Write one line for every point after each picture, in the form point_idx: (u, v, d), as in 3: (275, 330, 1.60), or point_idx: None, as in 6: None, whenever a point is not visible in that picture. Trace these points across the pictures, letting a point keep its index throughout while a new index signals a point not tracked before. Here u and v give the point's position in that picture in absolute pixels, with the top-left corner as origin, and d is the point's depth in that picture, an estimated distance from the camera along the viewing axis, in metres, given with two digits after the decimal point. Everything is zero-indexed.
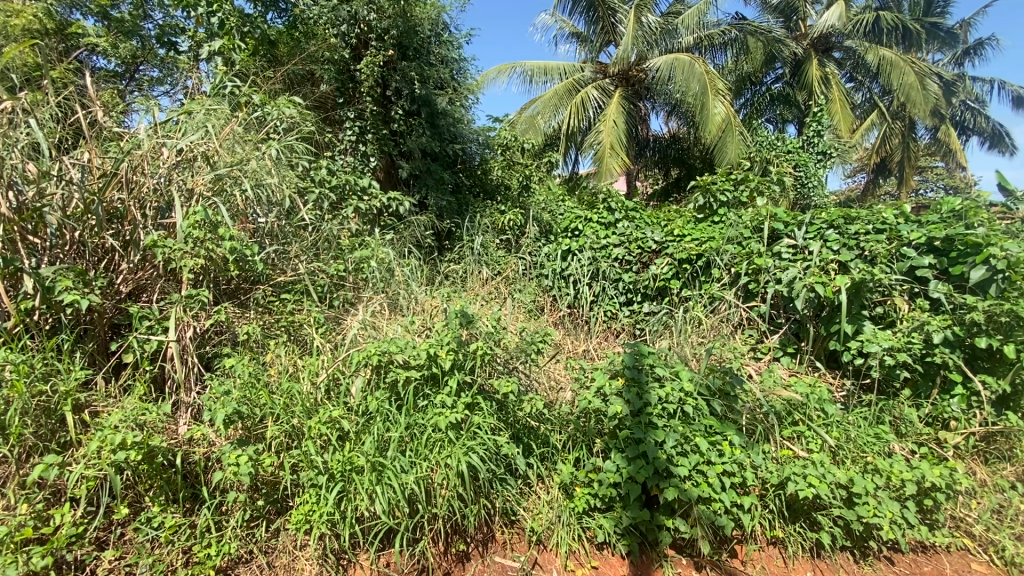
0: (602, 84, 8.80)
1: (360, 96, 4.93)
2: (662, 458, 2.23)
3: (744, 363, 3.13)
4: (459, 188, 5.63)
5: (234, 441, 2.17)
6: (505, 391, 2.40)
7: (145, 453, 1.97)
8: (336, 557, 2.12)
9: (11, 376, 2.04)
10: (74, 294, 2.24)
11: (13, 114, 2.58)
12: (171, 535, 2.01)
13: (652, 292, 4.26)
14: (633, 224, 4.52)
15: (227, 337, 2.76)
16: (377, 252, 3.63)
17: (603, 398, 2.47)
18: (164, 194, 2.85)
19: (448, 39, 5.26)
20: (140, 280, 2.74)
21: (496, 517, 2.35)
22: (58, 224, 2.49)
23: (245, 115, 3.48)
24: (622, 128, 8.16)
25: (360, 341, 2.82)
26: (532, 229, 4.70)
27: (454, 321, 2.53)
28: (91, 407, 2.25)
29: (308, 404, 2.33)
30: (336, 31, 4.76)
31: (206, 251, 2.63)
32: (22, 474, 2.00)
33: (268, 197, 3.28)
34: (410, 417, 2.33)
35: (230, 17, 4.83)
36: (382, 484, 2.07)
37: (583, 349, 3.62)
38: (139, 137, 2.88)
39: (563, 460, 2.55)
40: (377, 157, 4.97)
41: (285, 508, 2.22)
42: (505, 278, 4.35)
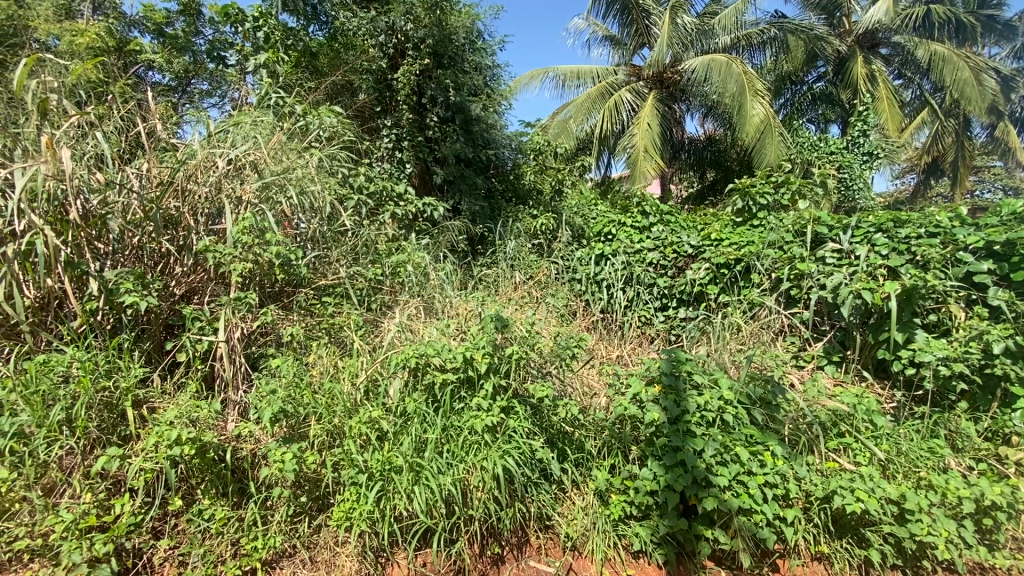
0: (636, 87, 8.71)
1: (397, 105, 5.05)
2: (701, 467, 2.18)
3: (786, 372, 3.05)
4: (492, 193, 5.73)
5: (279, 439, 2.24)
6: (541, 396, 2.40)
7: (197, 448, 2.06)
8: (375, 555, 2.15)
9: (80, 372, 2.21)
10: (133, 296, 2.38)
11: (82, 129, 2.79)
12: (221, 527, 2.09)
13: (689, 297, 4.20)
14: (668, 228, 4.47)
15: (272, 338, 2.87)
16: (412, 256, 3.72)
17: (640, 405, 2.42)
18: (216, 202, 2.99)
19: (482, 46, 5.34)
20: (192, 283, 2.87)
21: (532, 521, 2.35)
22: (119, 230, 2.66)
23: (288, 125, 3.67)
24: (656, 131, 8.05)
25: (398, 344, 2.89)
26: (564, 234, 4.68)
27: (489, 325, 2.57)
28: (149, 403, 2.37)
29: (348, 404, 2.41)
30: (374, 42, 4.89)
31: (254, 256, 2.76)
32: (87, 465, 2.12)
33: (311, 205, 3.39)
34: (446, 419, 2.37)
35: (274, 31, 5.08)
36: (419, 484, 2.11)
37: (616, 354, 3.61)
38: (193, 147, 3.04)
39: (598, 467, 2.53)
40: (413, 164, 5.07)
41: (326, 505, 2.27)
42: (538, 283, 4.35)
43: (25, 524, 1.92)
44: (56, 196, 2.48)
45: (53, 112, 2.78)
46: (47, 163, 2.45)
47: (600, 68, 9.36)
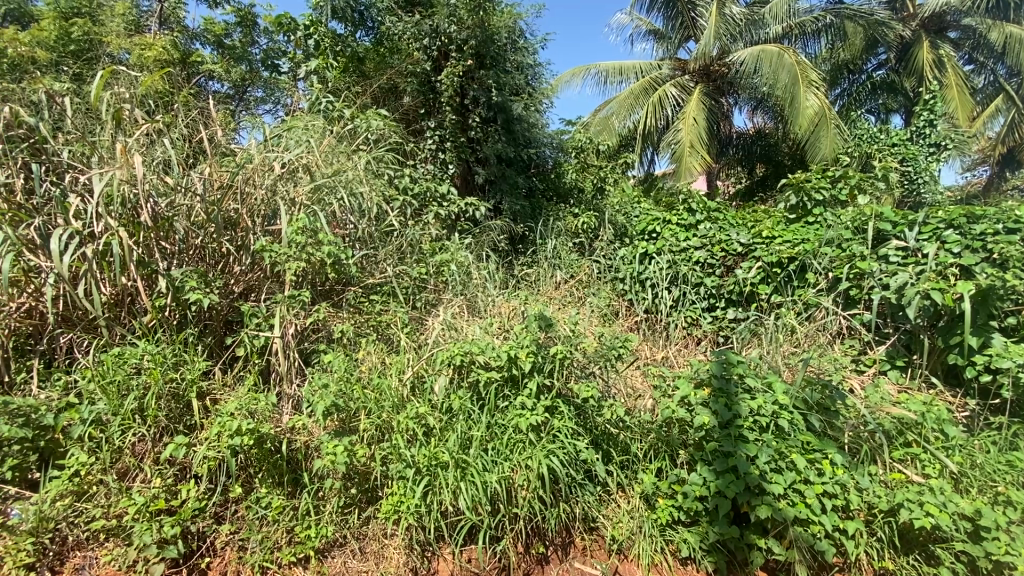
0: (681, 81, 8.49)
1: (440, 106, 5.11)
2: (754, 473, 2.10)
3: (845, 376, 2.89)
4: (533, 192, 5.74)
5: (331, 432, 2.32)
6: (586, 396, 2.38)
7: (255, 439, 2.15)
8: (421, 549, 2.18)
9: (150, 364, 2.36)
10: (197, 293, 2.51)
11: (150, 136, 2.98)
12: (277, 515, 2.18)
13: (738, 297, 4.06)
14: (716, 225, 4.33)
15: (323, 335, 2.97)
16: (455, 255, 3.78)
17: (688, 409, 2.35)
18: (271, 204, 3.12)
19: (524, 45, 5.34)
20: (250, 281, 3.00)
21: (577, 522, 2.33)
22: (185, 231, 2.82)
23: (338, 128, 3.79)
24: (702, 126, 7.82)
25: (443, 342, 2.93)
26: (606, 232, 4.61)
27: (533, 324, 2.56)
28: (212, 395, 2.50)
29: (396, 400, 2.46)
30: (419, 45, 4.97)
31: (307, 256, 2.86)
32: (156, 452, 2.26)
33: (360, 206, 3.49)
34: (491, 417, 2.38)
35: (323, 38, 5.39)
36: (465, 481, 2.14)
37: (661, 355, 3.53)
38: (250, 152, 3.19)
39: (645, 470, 2.48)
40: (455, 165, 5.12)
41: (375, 498, 2.32)
42: (580, 282, 4.30)
43: (102, 505, 2.07)
44: (130, 199, 2.66)
45: (127, 122, 2.99)
46: (121, 168, 2.64)
47: (644, 63, 9.19)
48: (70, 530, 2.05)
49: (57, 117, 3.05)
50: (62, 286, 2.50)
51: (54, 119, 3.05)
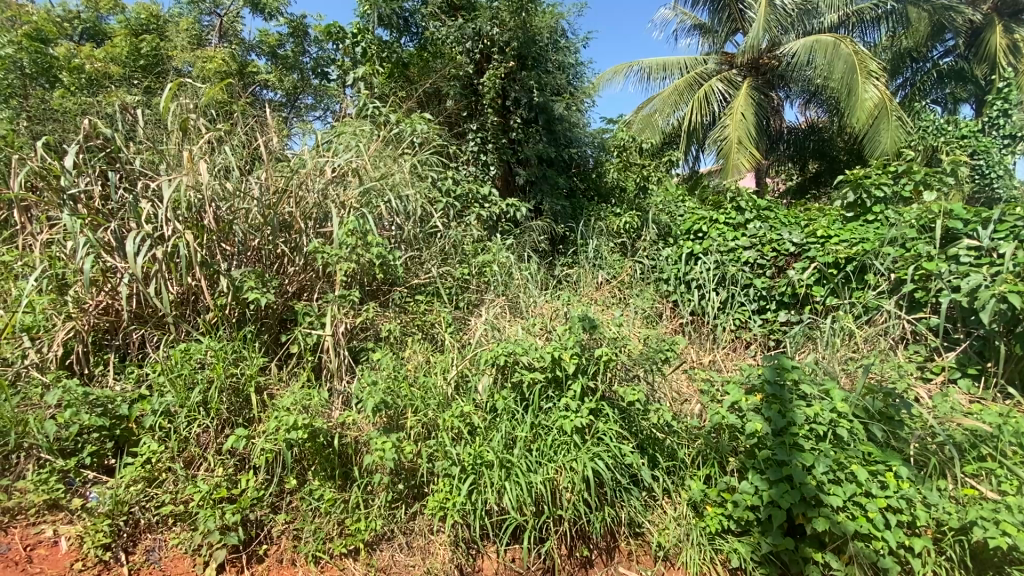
0: (729, 76, 8.24)
1: (482, 109, 5.16)
2: (811, 484, 2.01)
3: (911, 384, 2.72)
4: (574, 192, 5.70)
5: (380, 428, 2.38)
6: (632, 400, 2.34)
7: (309, 433, 2.24)
8: (466, 546, 2.22)
9: (213, 359, 2.50)
10: (256, 293, 2.64)
11: (210, 144, 3.14)
12: (329, 507, 2.26)
13: (790, 299, 3.89)
14: (767, 224, 4.18)
15: (371, 333, 3.05)
16: (497, 256, 3.82)
17: (739, 415, 2.28)
18: (323, 207, 3.23)
19: (565, 45, 5.32)
20: (303, 281, 3.11)
21: (622, 527, 2.29)
22: (243, 234, 2.97)
23: (385, 133, 3.90)
24: (751, 121, 7.54)
25: (486, 342, 2.96)
26: (650, 232, 4.52)
27: (577, 325, 2.53)
28: (269, 390, 2.62)
29: (441, 398, 2.51)
30: (462, 49, 5.03)
31: (357, 256, 2.96)
32: (219, 443, 2.39)
33: (406, 207, 3.57)
34: (535, 418, 2.38)
35: (371, 45, 5.43)
36: (510, 481, 2.16)
37: (708, 359, 3.44)
38: (304, 157, 3.32)
39: (692, 476, 2.42)
40: (497, 166, 5.15)
41: (421, 494, 2.37)
42: (622, 284, 4.23)
43: (169, 491, 2.21)
44: (194, 204, 2.82)
45: (191, 132, 3.17)
46: (188, 175, 2.80)
47: (689, 59, 8.96)
48: (142, 513, 2.20)
49: (130, 128, 3.27)
50: (136, 285, 2.69)
51: (127, 130, 3.26)
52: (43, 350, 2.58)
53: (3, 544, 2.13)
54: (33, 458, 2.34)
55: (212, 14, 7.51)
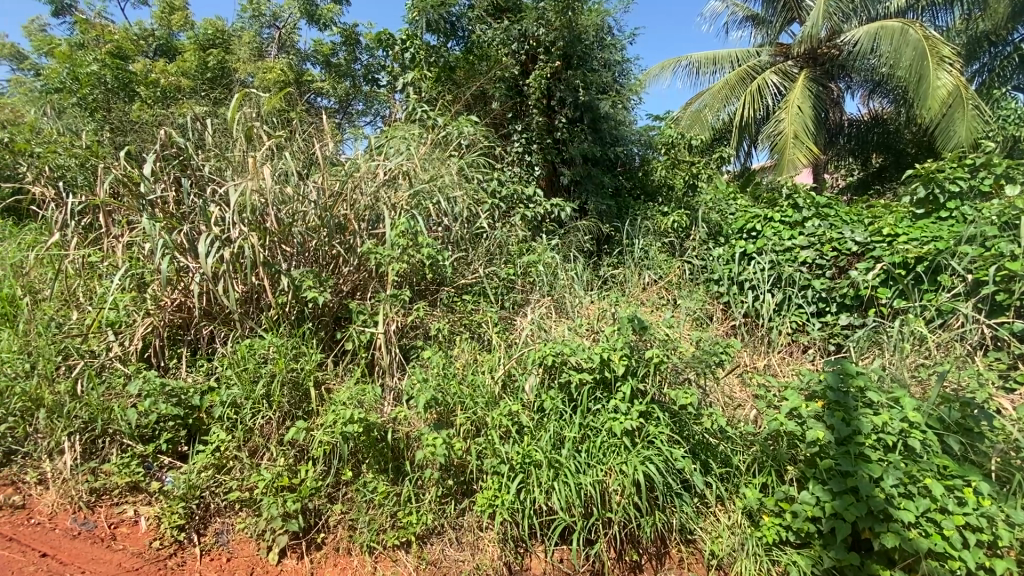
0: (784, 68, 7.90)
1: (527, 110, 5.17)
2: (879, 497, 1.90)
3: (992, 394, 2.53)
4: (620, 191, 5.62)
5: (431, 424, 2.43)
6: (685, 403, 2.29)
7: (365, 427, 2.32)
8: (514, 544, 2.25)
9: (275, 355, 2.64)
10: (314, 292, 2.77)
11: (272, 149, 3.31)
12: (383, 499, 2.33)
13: (852, 301, 3.69)
14: (826, 222, 3.98)
15: (420, 332, 3.12)
16: (542, 257, 3.83)
17: (799, 422, 2.18)
18: (375, 209, 3.33)
19: (612, 42, 5.26)
20: (356, 280, 3.22)
21: (673, 533, 2.25)
22: (302, 235, 3.10)
23: (433, 136, 4.00)
24: (809, 114, 7.19)
25: (532, 342, 2.97)
26: (699, 231, 4.38)
27: (627, 326, 2.49)
28: (326, 384, 2.74)
29: (489, 397, 2.53)
30: (508, 50, 5.08)
31: (409, 257, 3.04)
32: (280, 434, 2.52)
33: (454, 208, 3.64)
34: (583, 419, 2.37)
35: (419, 51, 5.39)
36: (559, 481, 2.17)
37: (763, 363, 3.33)
38: (358, 161, 3.45)
39: (747, 484, 2.34)
40: (542, 166, 5.15)
41: (471, 491, 2.40)
42: (670, 284, 4.12)
43: (237, 478, 2.35)
44: (258, 208, 2.98)
45: (255, 139, 3.36)
46: (252, 180, 2.96)
47: (741, 51, 8.66)
48: (212, 498, 2.35)
49: (199, 137, 3.49)
50: (206, 284, 2.87)
51: (197, 138, 3.49)
52: (125, 344, 2.79)
53: (90, 521, 2.30)
54: (116, 443, 2.52)
55: (272, 27, 7.90)
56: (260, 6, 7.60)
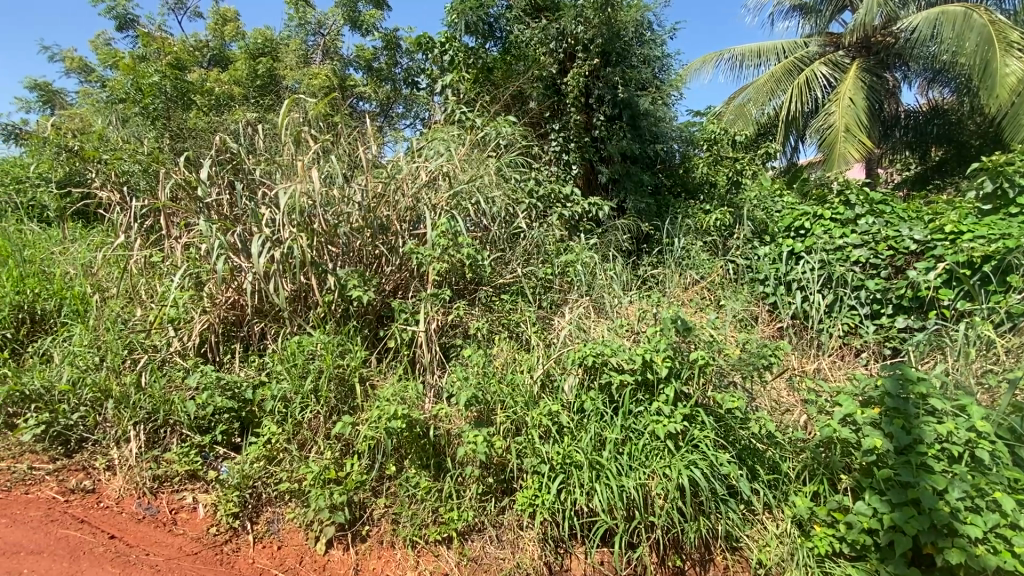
0: (834, 59, 7.56)
1: (565, 108, 5.14)
2: (944, 510, 1.80)
3: None
4: (660, 189, 5.53)
5: (472, 422, 2.47)
6: (731, 407, 2.23)
7: (408, 423, 2.37)
8: (554, 544, 2.26)
9: (323, 352, 2.73)
10: (359, 291, 2.85)
11: (318, 153, 3.42)
12: (425, 494, 2.37)
13: (910, 303, 3.50)
14: (881, 220, 3.79)
15: (460, 330, 3.16)
16: (580, 256, 3.81)
17: (854, 429, 2.09)
18: (416, 210, 3.39)
19: (651, 38, 5.19)
20: (398, 279, 3.29)
21: (718, 539, 2.20)
22: (347, 236, 3.19)
23: (472, 137, 4.03)
24: (861, 106, 6.85)
25: (571, 342, 2.95)
26: (744, 230, 4.24)
27: (670, 327, 2.44)
28: (371, 380, 2.82)
29: (529, 397, 2.53)
30: (546, 49, 5.07)
31: (449, 257, 3.08)
32: (327, 428, 2.60)
33: (493, 209, 3.67)
34: (625, 421, 2.34)
35: (458, 53, 5.41)
36: (601, 483, 2.16)
37: (812, 367, 3.20)
38: (400, 163, 3.52)
39: (797, 492, 2.26)
40: (579, 165, 5.12)
41: (511, 489, 2.42)
42: (713, 284, 4.01)
43: (287, 469, 2.45)
44: (307, 210, 3.09)
45: (303, 143, 3.48)
46: (301, 183, 3.08)
47: (787, 43, 8.34)
48: (264, 488, 2.46)
49: (251, 142, 3.64)
50: (258, 283, 3.00)
51: (249, 144, 3.64)
52: (184, 339, 2.95)
53: (153, 506, 2.43)
54: (176, 433, 2.66)
55: (317, 35, 8.14)
56: (306, 14, 7.85)
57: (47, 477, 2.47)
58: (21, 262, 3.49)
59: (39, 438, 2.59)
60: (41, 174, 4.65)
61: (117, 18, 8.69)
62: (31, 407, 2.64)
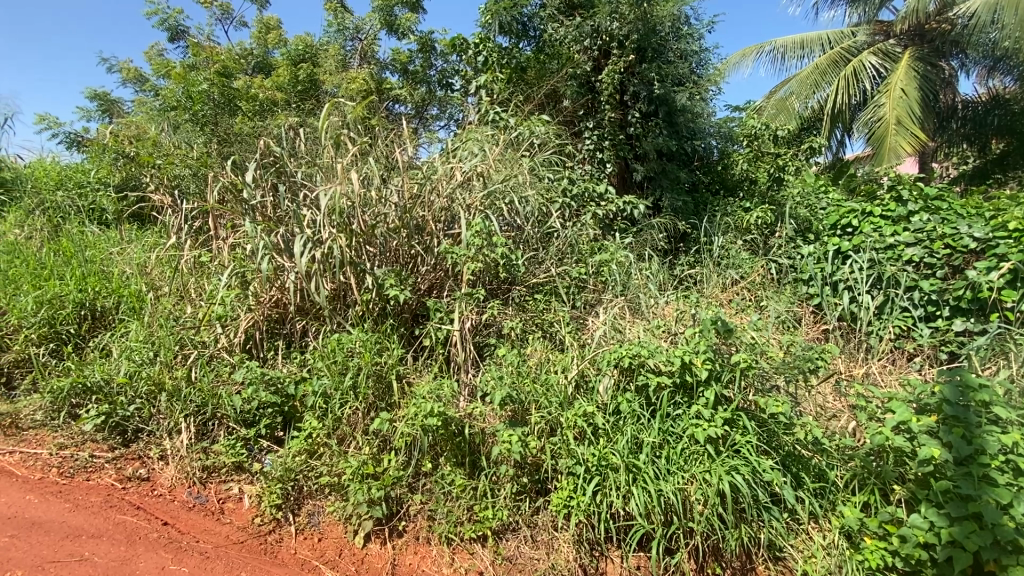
0: (884, 48, 7.21)
1: (599, 106, 5.08)
2: (1009, 527, 1.70)
3: None
4: (696, 186, 5.50)
5: (507, 422, 2.47)
6: (775, 412, 2.15)
7: (443, 421, 2.39)
8: (590, 547, 2.24)
9: (361, 350, 2.79)
10: (396, 290, 2.91)
11: (356, 155, 3.50)
12: (460, 492, 2.39)
13: (969, 305, 3.31)
14: (937, 216, 3.59)
15: (493, 330, 3.17)
16: (615, 255, 3.77)
17: (908, 438, 1.99)
18: (450, 210, 3.43)
19: (689, 32, 5.11)
20: (433, 279, 3.33)
21: (761, 549, 2.13)
22: (384, 236, 3.25)
23: (506, 137, 4.05)
24: (915, 97, 6.49)
25: (606, 342, 2.92)
26: (787, 228, 4.09)
27: (710, 328, 2.38)
28: (407, 378, 2.86)
29: (563, 397, 2.51)
30: (580, 47, 5.04)
31: (484, 256, 3.10)
32: (365, 424, 2.66)
33: (527, 208, 3.67)
34: (662, 424, 2.30)
35: (491, 53, 5.41)
36: (638, 486, 2.13)
37: (860, 372, 3.07)
38: (435, 164, 3.57)
39: (845, 503, 2.17)
40: (614, 162, 5.04)
41: (545, 490, 2.42)
42: (754, 284, 3.89)
43: (327, 463, 2.52)
44: (346, 210, 3.16)
45: (343, 145, 3.58)
46: (341, 184, 3.16)
47: (833, 33, 8.01)
48: (306, 481, 2.53)
49: (293, 146, 3.76)
50: (300, 281, 3.09)
51: (291, 147, 3.76)
52: (230, 336, 3.07)
53: (203, 495, 2.54)
54: (224, 426, 2.78)
55: (354, 40, 8.33)
56: (344, 20, 8.05)
57: (107, 465, 2.62)
58: (83, 262, 3.69)
59: (99, 428, 2.75)
60: (101, 179, 4.93)
61: (169, 30, 9.13)
62: (92, 398, 2.81)
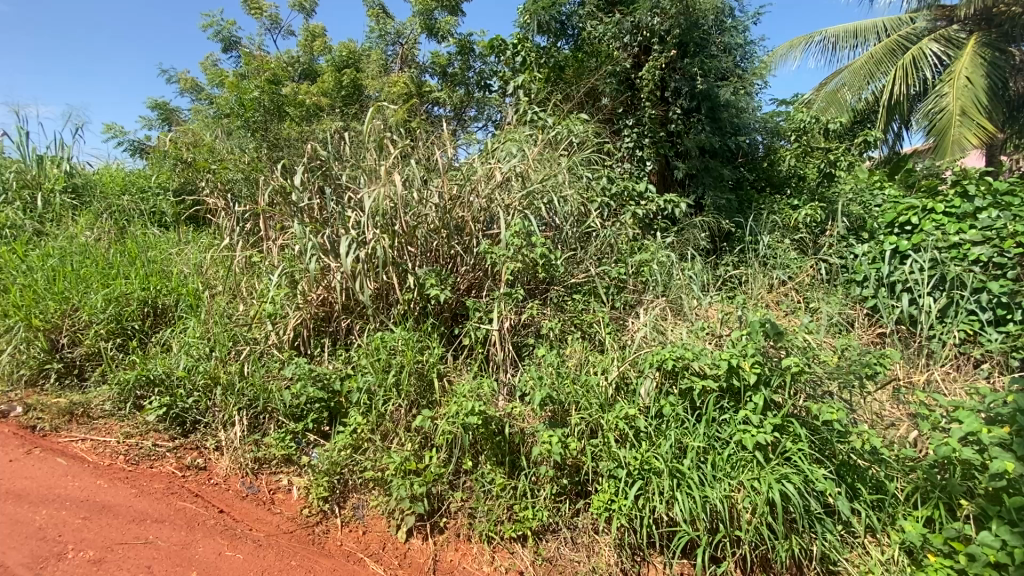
0: (946, 35, 6.79)
1: (639, 103, 5.00)
2: None
3: None
4: (741, 183, 5.29)
5: (546, 422, 2.46)
6: (829, 419, 2.07)
7: (484, 420, 2.41)
8: (631, 551, 2.22)
9: (404, 348, 2.85)
10: (438, 290, 2.96)
11: (397, 158, 3.56)
12: (500, 491, 2.40)
13: None
14: (1008, 213, 3.34)
15: (532, 329, 3.17)
16: (655, 256, 3.72)
17: (977, 450, 1.87)
18: (489, 211, 3.45)
19: (732, 25, 5.00)
20: (473, 279, 3.36)
21: (813, 561, 2.04)
22: (425, 236, 3.30)
23: (545, 137, 4.04)
24: (982, 85, 6.07)
25: (648, 344, 2.86)
26: (838, 225, 3.91)
27: (758, 330, 2.30)
28: (448, 376, 2.91)
29: (604, 399, 2.48)
30: (620, 44, 4.97)
31: (523, 257, 3.10)
32: (408, 421, 2.71)
33: (566, 208, 3.66)
34: (707, 429, 2.24)
35: (530, 53, 5.43)
36: (681, 491, 2.09)
37: (921, 379, 2.91)
38: (474, 166, 3.60)
39: (905, 517, 2.07)
40: (654, 161, 4.96)
41: (586, 492, 2.41)
42: (802, 285, 3.76)
43: (371, 459, 2.58)
44: (389, 211, 3.23)
45: (385, 148, 3.67)
46: (384, 186, 3.23)
47: (889, 20, 7.61)
48: (350, 475, 2.60)
49: (338, 149, 3.87)
50: (345, 281, 3.18)
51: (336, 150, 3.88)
52: (280, 333, 3.19)
53: (255, 486, 2.66)
54: (274, 419, 2.91)
55: (395, 45, 8.50)
56: (386, 25, 8.22)
57: (168, 454, 2.78)
58: (147, 263, 3.92)
59: (161, 418, 2.91)
60: (162, 184, 5.23)
61: (223, 41, 9.59)
62: (155, 390, 2.98)
